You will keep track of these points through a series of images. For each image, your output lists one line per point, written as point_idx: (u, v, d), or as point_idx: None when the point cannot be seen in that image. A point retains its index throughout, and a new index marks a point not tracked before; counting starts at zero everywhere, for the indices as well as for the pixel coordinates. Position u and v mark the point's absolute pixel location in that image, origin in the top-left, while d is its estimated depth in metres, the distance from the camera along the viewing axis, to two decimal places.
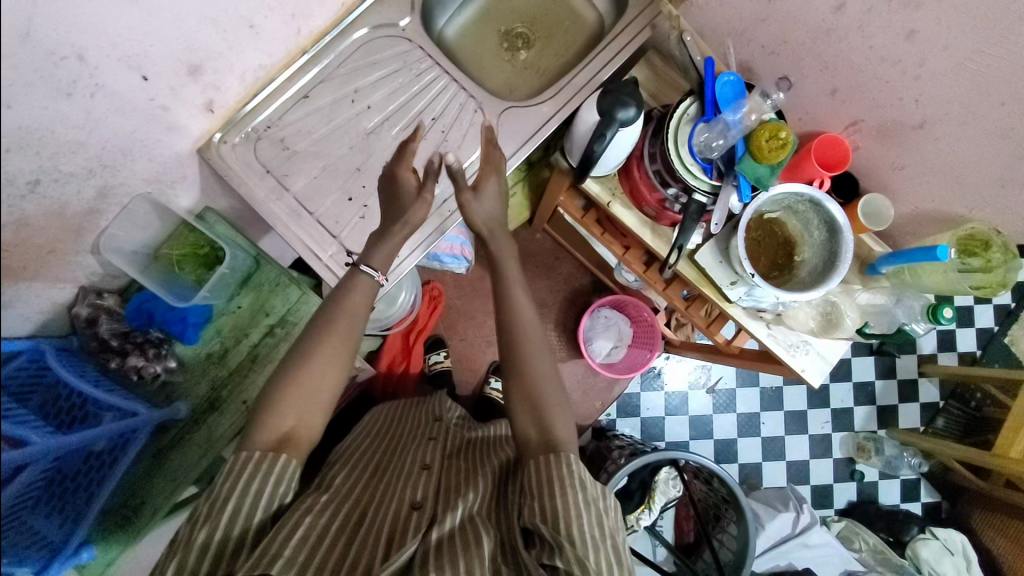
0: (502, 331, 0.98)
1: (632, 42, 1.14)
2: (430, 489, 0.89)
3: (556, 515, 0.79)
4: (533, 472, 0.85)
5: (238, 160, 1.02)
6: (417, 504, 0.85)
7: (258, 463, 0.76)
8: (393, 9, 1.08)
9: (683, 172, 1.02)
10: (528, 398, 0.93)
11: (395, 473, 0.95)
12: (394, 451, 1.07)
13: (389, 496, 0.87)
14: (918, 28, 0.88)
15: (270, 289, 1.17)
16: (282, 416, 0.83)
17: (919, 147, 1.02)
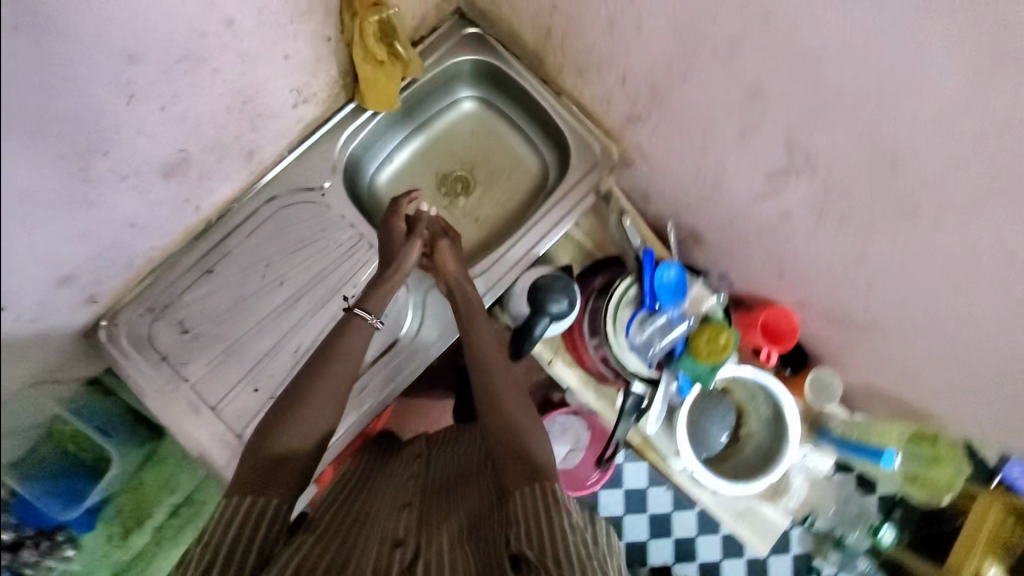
0: (481, 376, 0.85)
1: (575, 210, 1.05)
2: (412, 525, 0.71)
3: (534, 531, 0.61)
4: (515, 492, 0.67)
5: (131, 348, 0.91)
6: (400, 541, 0.67)
7: (235, 506, 0.65)
8: (312, 174, 0.99)
9: (621, 358, 0.96)
10: (508, 442, 0.75)
11: (376, 512, 0.77)
12: (376, 487, 0.87)
13: (365, 538, 0.69)
14: (867, 255, 0.78)
15: (176, 464, 1.07)
16: (254, 467, 0.71)
17: (868, 343, 0.94)
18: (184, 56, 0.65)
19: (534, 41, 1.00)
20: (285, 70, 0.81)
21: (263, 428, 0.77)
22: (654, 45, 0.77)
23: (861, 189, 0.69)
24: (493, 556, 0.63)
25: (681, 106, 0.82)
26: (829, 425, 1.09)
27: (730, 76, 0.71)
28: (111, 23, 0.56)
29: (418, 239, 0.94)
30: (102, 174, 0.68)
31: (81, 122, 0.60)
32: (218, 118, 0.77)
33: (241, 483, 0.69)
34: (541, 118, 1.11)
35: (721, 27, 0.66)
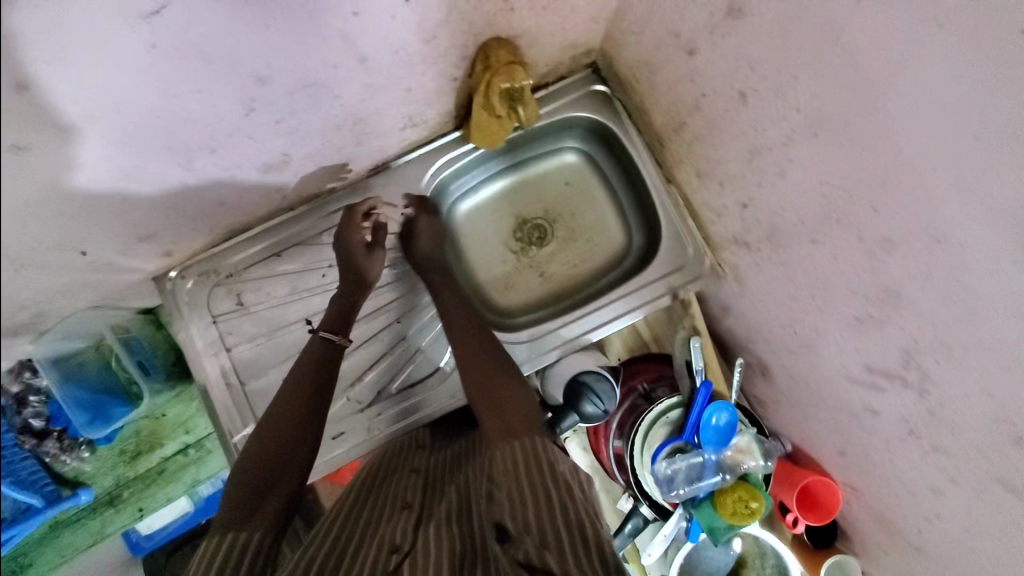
0: (478, 389, 0.85)
1: (645, 308, 0.97)
2: (408, 528, 0.68)
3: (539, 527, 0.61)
4: (518, 479, 0.69)
5: (189, 303, 0.96)
6: (397, 546, 0.64)
7: (221, 546, 0.63)
8: (401, 189, 0.99)
9: (638, 475, 0.93)
10: (511, 437, 0.77)
11: (373, 506, 0.76)
12: (382, 472, 0.86)
13: (364, 539, 0.67)
14: (944, 496, 0.67)
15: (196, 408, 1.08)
16: (237, 504, 0.69)
17: (909, 567, 0.83)
18: (311, 83, 0.69)
19: (662, 124, 0.93)
20: (403, 100, 0.83)
21: (242, 472, 0.74)
22: (794, 194, 0.69)
23: (971, 442, 0.59)
24: (487, 521, 0.66)
25: (801, 261, 0.73)
26: None
27: (870, 267, 0.62)
28: (252, 50, 0.59)
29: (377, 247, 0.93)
30: (203, 168, 0.71)
31: (198, 123, 0.64)
32: (326, 134, 0.80)
33: (227, 521, 0.66)
34: (641, 197, 1.04)
35: (877, 219, 0.57)
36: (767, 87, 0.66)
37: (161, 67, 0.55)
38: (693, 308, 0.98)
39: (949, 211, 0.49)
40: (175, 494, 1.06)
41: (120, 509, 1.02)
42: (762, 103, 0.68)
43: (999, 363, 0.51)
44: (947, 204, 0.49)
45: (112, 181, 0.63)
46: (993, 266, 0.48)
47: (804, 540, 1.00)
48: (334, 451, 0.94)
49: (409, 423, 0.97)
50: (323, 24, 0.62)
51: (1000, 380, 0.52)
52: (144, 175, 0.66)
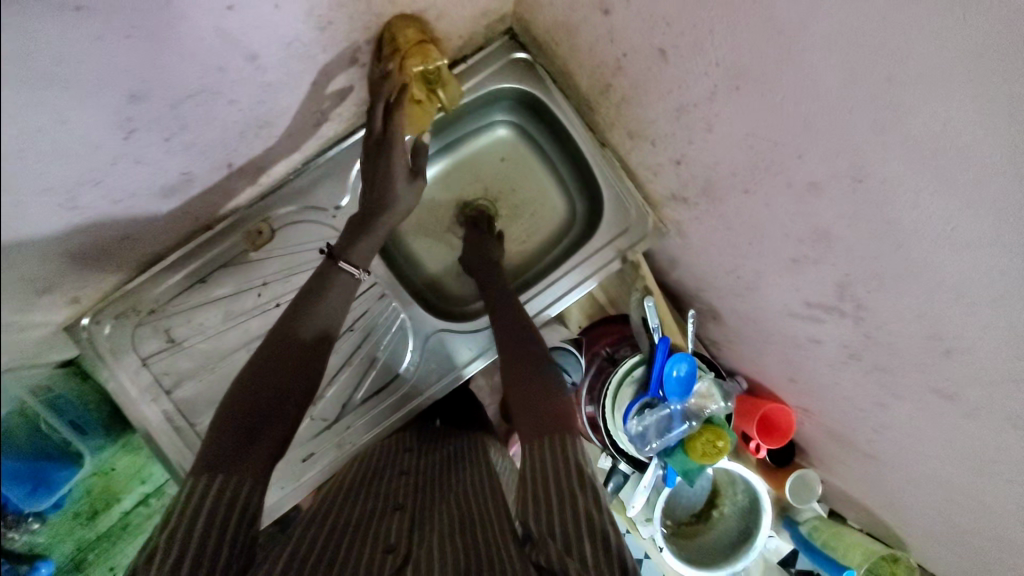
0: (510, 356, 0.80)
1: (597, 275, 0.98)
2: (403, 528, 0.65)
3: (548, 519, 0.58)
4: (535, 463, 0.65)
5: (111, 350, 0.87)
6: (392, 547, 0.61)
7: (205, 491, 0.55)
8: (327, 190, 0.92)
9: (614, 436, 0.95)
10: (534, 421, 0.70)
11: (360, 507, 0.71)
12: (368, 475, 0.81)
13: (355, 541, 0.62)
14: (886, 404, 0.75)
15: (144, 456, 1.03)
16: (223, 436, 0.60)
17: (860, 469, 0.92)
18: (198, 90, 0.64)
19: (587, 86, 0.91)
20: (309, 95, 0.79)
21: (229, 400, 0.64)
22: (723, 148, 0.70)
23: (906, 358, 0.65)
24: (492, 526, 0.63)
25: (737, 211, 0.76)
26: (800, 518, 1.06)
27: (801, 211, 0.64)
28: (113, 68, 0.54)
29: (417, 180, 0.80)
30: (90, 205, 0.64)
31: (70, 160, 0.58)
32: (229, 143, 0.75)
33: (207, 464, 0.58)
34: (578, 163, 1.02)
35: (804, 165, 0.60)
36: (686, 43, 0.65)
37: (18, 111, 0.48)
38: (643, 269, 1.00)
39: (869, 153, 0.52)
40: None
41: (87, 572, 0.91)
42: (683, 60, 0.67)
43: (926, 287, 0.56)
44: (869, 147, 0.52)
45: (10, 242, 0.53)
46: (914, 201, 0.51)
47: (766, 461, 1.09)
48: (308, 472, 0.91)
49: (380, 430, 0.94)
50: (195, 24, 0.57)
51: (927, 301, 0.57)
52: (34, 231, 0.58)
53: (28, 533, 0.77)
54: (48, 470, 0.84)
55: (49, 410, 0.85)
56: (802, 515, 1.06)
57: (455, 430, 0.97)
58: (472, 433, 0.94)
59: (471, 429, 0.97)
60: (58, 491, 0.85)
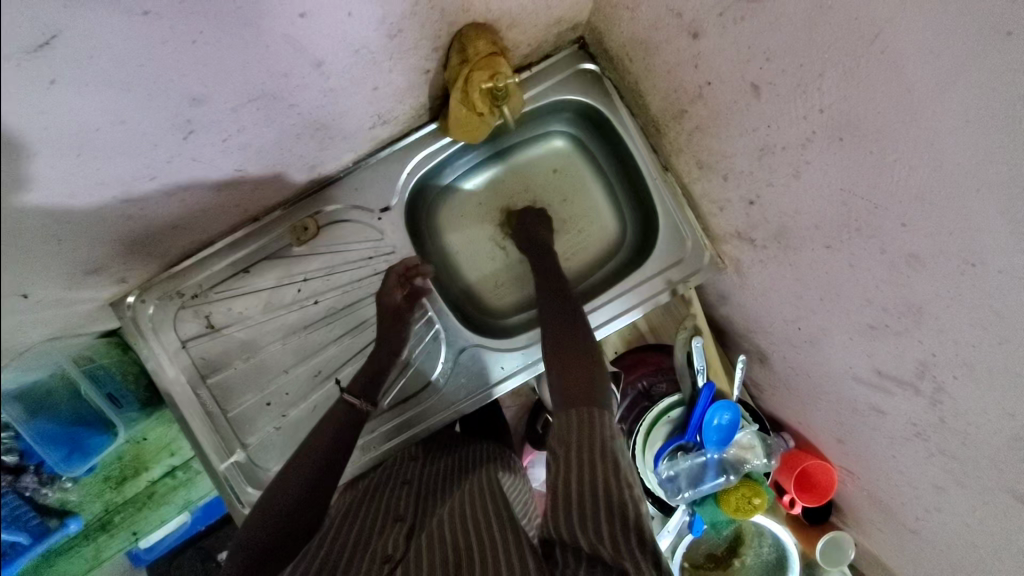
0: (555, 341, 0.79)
1: (643, 306, 0.93)
2: (401, 537, 0.65)
3: (566, 489, 0.57)
4: (561, 434, 0.64)
5: (154, 329, 0.88)
6: (390, 556, 0.61)
7: None
8: (374, 191, 0.91)
9: (643, 475, 0.91)
10: (567, 395, 0.70)
11: (364, 521, 0.70)
12: (375, 486, 0.81)
13: (354, 555, 0.63)
14: (949, 495, 0.67)
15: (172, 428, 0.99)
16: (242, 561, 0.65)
17: (904, 551, 0.84)
18: (259, 95, 0.62)
19: (659, 110, 0.85)
20: (369, 99, 0.76)
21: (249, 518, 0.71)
22: (807, 198, 0.64)
23: (983, 453, 0.59)
24: (497, 524, 0.61)
25: (811, 263, 0.69)
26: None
27: (891, 280, 0.58)
28: (175, 72, 0.53)
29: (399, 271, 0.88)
30: (144, 197, 0.64)
31: (128, 155, 0.57)
32: (284, 144, 0.73)
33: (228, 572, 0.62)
34: (635, 185, 0.97)
35: (906, 235, 0.53)
36: (787, 83, 0.59)
37: (73, 104, 0.48)
38: (693, 306, 0.97)
39: (992, 240, 0.45)
40: (169, 516, 1.00)
41: (113, 534, 0.92)
42: (779, 99, 0.61)
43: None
44: (992, 232, 0.45)
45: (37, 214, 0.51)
46: None
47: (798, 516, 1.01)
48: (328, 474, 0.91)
49: (402, 441, 0.93)
50: (263, 31, 0.55)
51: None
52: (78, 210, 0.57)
53: (63, 491, 0.79)
54: (80, 434, 0.84)
55: (88, 381, 0.86)
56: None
57: (474, 438, 0.96)
58: (485, 445, 0.91)
59: (488, 441, 0.94)
60: (93, 457, 0.85)
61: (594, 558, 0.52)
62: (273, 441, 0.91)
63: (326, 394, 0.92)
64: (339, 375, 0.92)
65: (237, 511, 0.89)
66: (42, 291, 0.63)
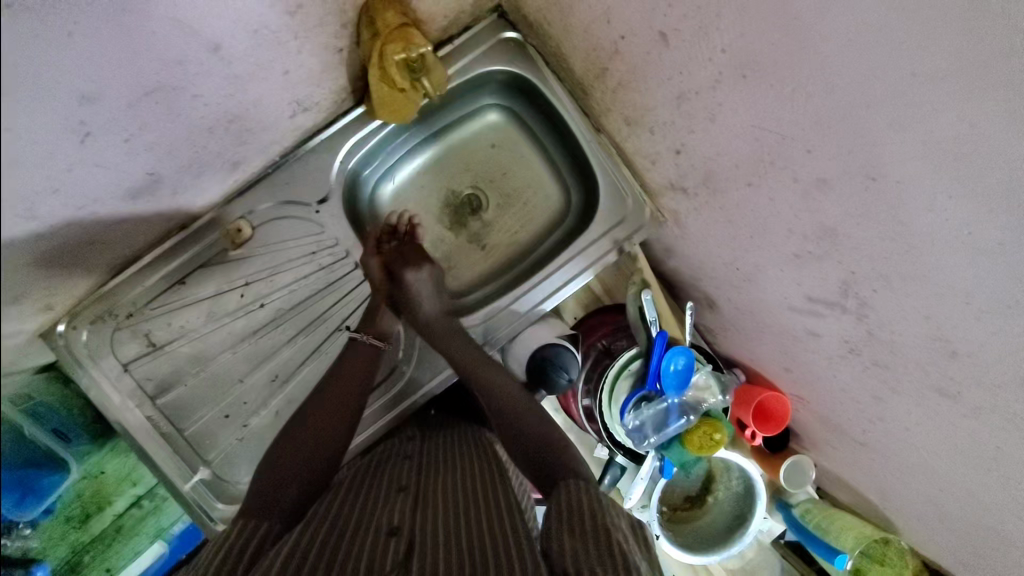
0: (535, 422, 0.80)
1: (593, 267, 0.94)
2: (406, 510, 0.66)
3: (574, 543, 0.56)
4: (561, 510, 0.63)
5: (92, 356, 0.84)
6: (396, 527, 0.62)
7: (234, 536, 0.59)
8: (308, 185, 0.88)
9: (610, 429, 0.93)
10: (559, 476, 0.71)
11: (365, 498, 0.71)
12: (374, 464, 0.82)
13: (358, 527, 0.63)
14: (885, 400, 0.73)
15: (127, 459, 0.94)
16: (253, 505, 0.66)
17: (855, 460, 0.91)
18: (155, 88, 0.59)
19: (582, 71, 0.86)
20: (283, 85, 0.73)
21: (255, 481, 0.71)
22: (725, 139, 0.67)
23: (906, 355, 0.64)
24: (500, 528, 0.61)
25: (738, 203, 0.73)
26: (793, 498, 1.06)
27: (806, 207, 0.61)
28: (55, 68, 0.50)
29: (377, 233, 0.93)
30: (50, 213, 0.59)
31: (26, 167, 0.53)
32: (198, 140, 0.70)
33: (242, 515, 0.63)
34: (571, 149, 0.98)
35: (813, 160, 0.56)
36: (690, 28, 0.61)
37: None
38: (639, 261, 1.00)
39: (888, 152, 0.48)
40: (142, 547, 0.96)
41: (84, 575, 0.91)
42: (685, 44, 0.63)
43: (937, 286, 0.53)
44: (886, 145, 0.48)
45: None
46: (929, 203, 0.48)
47: (761, 446, 1.07)
48: None
49: (372, 433, 0.92)
50: (144, 15, 0.53)
51: (935, 302, 0.55)
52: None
53: (21, 539, 0.77)
54: (34, 476, 0.80)
55: (32, 420, 0.81)
56: (795, 497, 1.06)
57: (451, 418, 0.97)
58: (477, 431, 0.91)
59: (475, 425, 0.94)
60: (48, 498, 0.83)
61: None
62: (238, 452, 0.89)
63: (287, 397, 0.90)
64: (297, 375, 0.90)
65: (211, 528, 0.86)
66: None
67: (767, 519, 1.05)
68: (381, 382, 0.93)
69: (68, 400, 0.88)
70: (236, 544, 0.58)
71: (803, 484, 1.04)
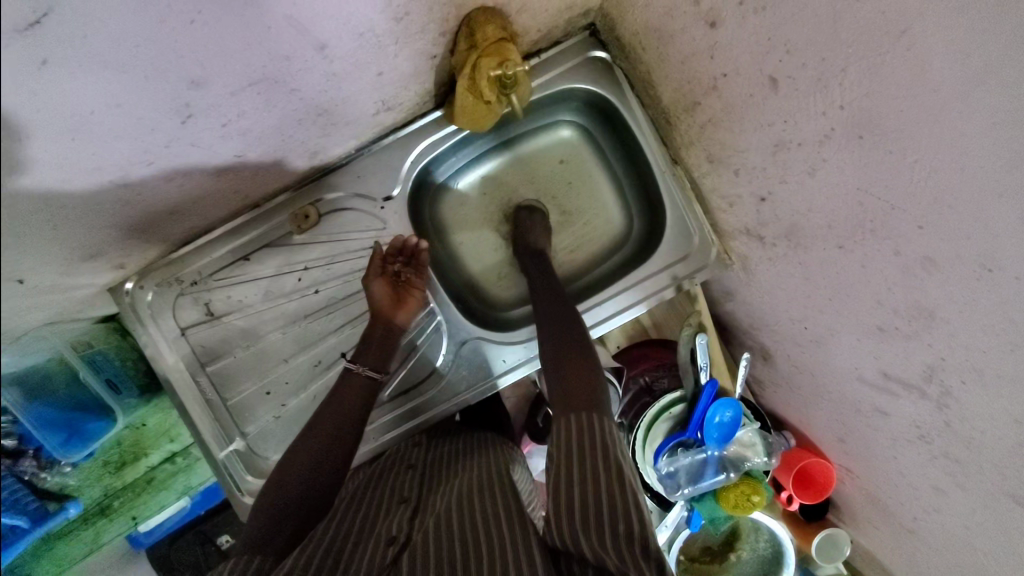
0: (552, 344, 0.79)
1: (648, 301, 0.91)
2: (405, 520, 0.67)
3: (569, 496, 0.58)
4: (560, 441, 0.64)
5: (153, 316, 0.87)
6: (394, 538, 0.63)
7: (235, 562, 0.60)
8: (377, 180, 0.89)
9: (642, 470, 0.90)
10: (567, 401, 0.70)
11: (368, 507, 0.73)
12: (380, 472, 0.84)
13: (358, 536, 0.65)
14: (948, 495, 0.67)
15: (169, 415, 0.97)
16: (264, 521, 0.67)
17: (900, 549, 0.84)
18: (260, 79, 0.60)
19: (670, 102, 0.83)
20: (374, 85, 0.74)
21: (273, 478, 0.72)
22: (821, 197, 0.63)
23: (986, 456, 0.58)
24: (501, 513, 0.63)
25: (821, 262, 0.68)
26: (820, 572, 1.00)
27: (903, 283, 0.57)
28: (171, 52, 0.51)
29: (377, 252, 0.86)
30: (142, 182, 0.62)
31: (124, 139, 0.55)
32: (286, 130, 0.71)
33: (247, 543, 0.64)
34: (642, 177, 0.95)
35: (922, 238, 0.52)
36: (807, 77, 0.57)
37: (67, 88, 0.47)
38: (698, 303, 0.95)
39: (1014, 246, 0.44)
40: (168, 502, 0.97)
41: (112, 519, 0.91)
42: (798, 94, 0.59)
43: None
44: (1013, 238, 0.44)
45: (33, 199, 0.49)
46: None
47: (795, 512, 1.01)
48: None
49: (404, 433, 0.92)
50: (264, 11, 0.53)
51: None
52: None
53: (59, 474, 0.78)
54: (76, 420, 0.82)
55: (87, 366, 0.84)
56: (821, 570, 1.00)
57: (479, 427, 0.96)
58: (491, 433, 0.92)
59: (494, 432, 0.93)
60: (92, 443, 0.84)
61: (599, 565, 0.54)
62: (273, 430, 0.91)
63: (326, 384, 0.91)
64: (339, 365, 0.91)
65: (237, 500, 0.88)
66: (41, 276, 0.62)
67: None
68: (419, 385, 0.93)
69: (125, 351, 0.92)
70: (235, 567, 0.58)
71: (834, 560, 0.97)
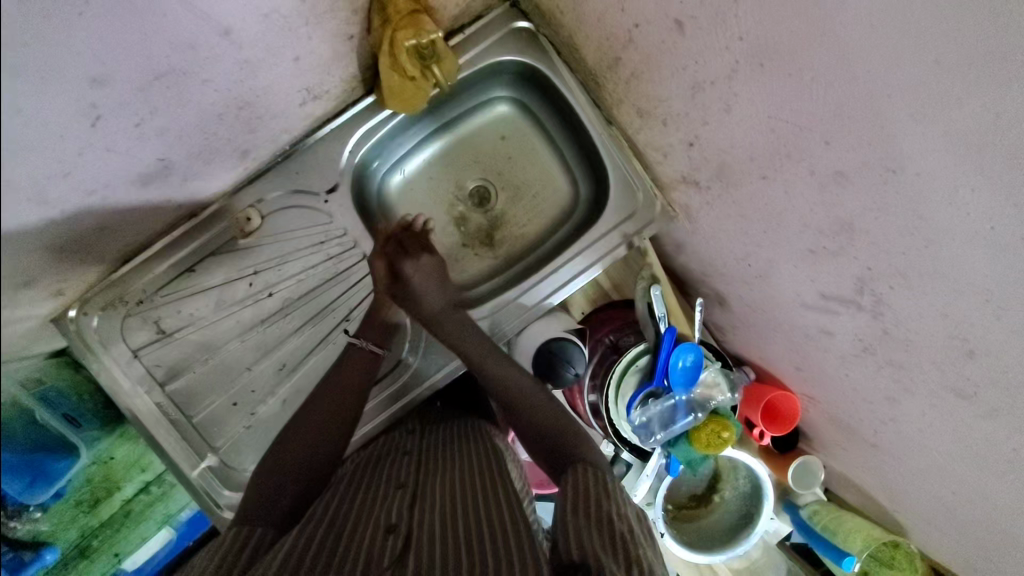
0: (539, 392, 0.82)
1: (602, 262, 0.93)
2: (405, 508, 0.66)
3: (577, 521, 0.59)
4: (568, 492, 0.66)
5: (102, 342, 0.84)
6: (394, 526, 0.62)
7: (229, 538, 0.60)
8: (318, 174, 0.88)
9: (616, 425, 0.93)
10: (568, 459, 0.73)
11: (364, 493, 0.72)
12: (376, 458, 0.84)
13: (355, 521, 0.65)
14: (898, 401, 0.71)
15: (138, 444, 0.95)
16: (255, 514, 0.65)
17: (866, 463, 0.89)
18: (166, 71, 0.60)
19: (594, 62, 0.85)
20: (293, 72, 0.74)
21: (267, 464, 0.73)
22: (740, 131, 0.66)
23: (923, 354, 0.62)
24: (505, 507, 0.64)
25: (752, 197, 0.71)
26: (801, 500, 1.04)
27: (823, 201, 0.60)
28: (67, 48, 0.50)
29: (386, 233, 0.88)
30: (62, 195, 0.60)
31: (37, 149, 0.54)
32: (207, 126, 0.71)
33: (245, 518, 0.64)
34: (582, 143, 0.97)
35: (830, 152, 0.55)
36: (707, 14, 0.60)
37: None
38: (650, 257, 0.99)
39: (908, 144, 0.47)
40: (150, 533, 0.96)
41: (92, 559, 0.89)
42: (702, 32, 0.62)
43: (955, 281, 0.51)
44: (907, 136, 0.47)
45: None
46: (950, 195, 0.47)
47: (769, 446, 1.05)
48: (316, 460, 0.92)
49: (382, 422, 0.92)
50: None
51: (952, 300, 0.53)
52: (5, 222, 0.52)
53: (29, 521, 0.75)
54: (42, 461, 0.78)
55: (42, 404, 0.80)
56: (802, 499, 1.04)
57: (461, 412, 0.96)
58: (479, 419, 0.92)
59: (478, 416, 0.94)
60: (58, 482, 0.80)
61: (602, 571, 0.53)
62: (245, 441, 0.89)
63: (293, 387, 0.90)
64: (303, 366, 0.90)
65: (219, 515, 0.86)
66: None
67: (773, 520, 1.03)
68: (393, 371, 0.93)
69: (80, 386, 0.88)
70: (235, 541, 0.59)
71: (811, 485, 1.01)
